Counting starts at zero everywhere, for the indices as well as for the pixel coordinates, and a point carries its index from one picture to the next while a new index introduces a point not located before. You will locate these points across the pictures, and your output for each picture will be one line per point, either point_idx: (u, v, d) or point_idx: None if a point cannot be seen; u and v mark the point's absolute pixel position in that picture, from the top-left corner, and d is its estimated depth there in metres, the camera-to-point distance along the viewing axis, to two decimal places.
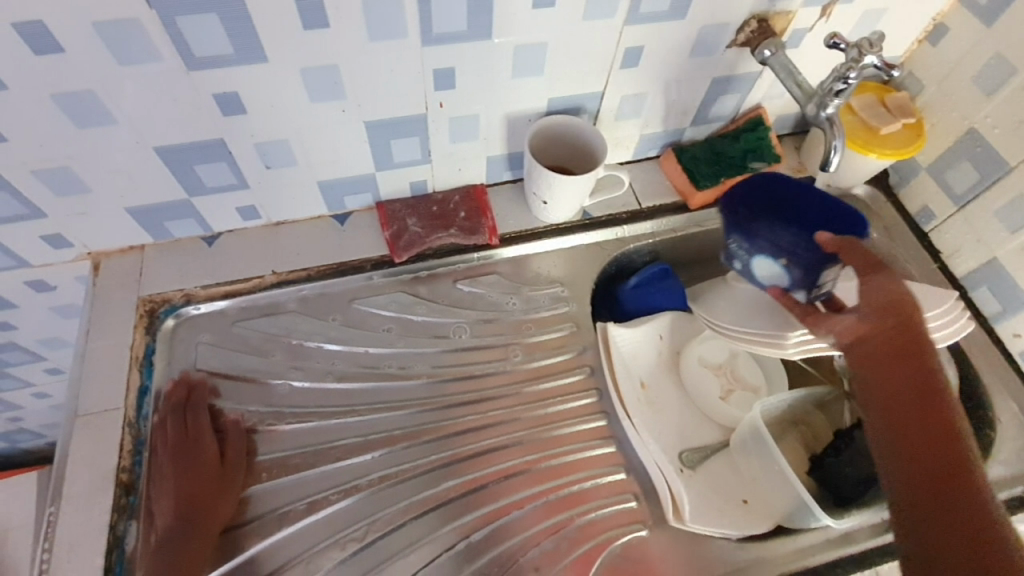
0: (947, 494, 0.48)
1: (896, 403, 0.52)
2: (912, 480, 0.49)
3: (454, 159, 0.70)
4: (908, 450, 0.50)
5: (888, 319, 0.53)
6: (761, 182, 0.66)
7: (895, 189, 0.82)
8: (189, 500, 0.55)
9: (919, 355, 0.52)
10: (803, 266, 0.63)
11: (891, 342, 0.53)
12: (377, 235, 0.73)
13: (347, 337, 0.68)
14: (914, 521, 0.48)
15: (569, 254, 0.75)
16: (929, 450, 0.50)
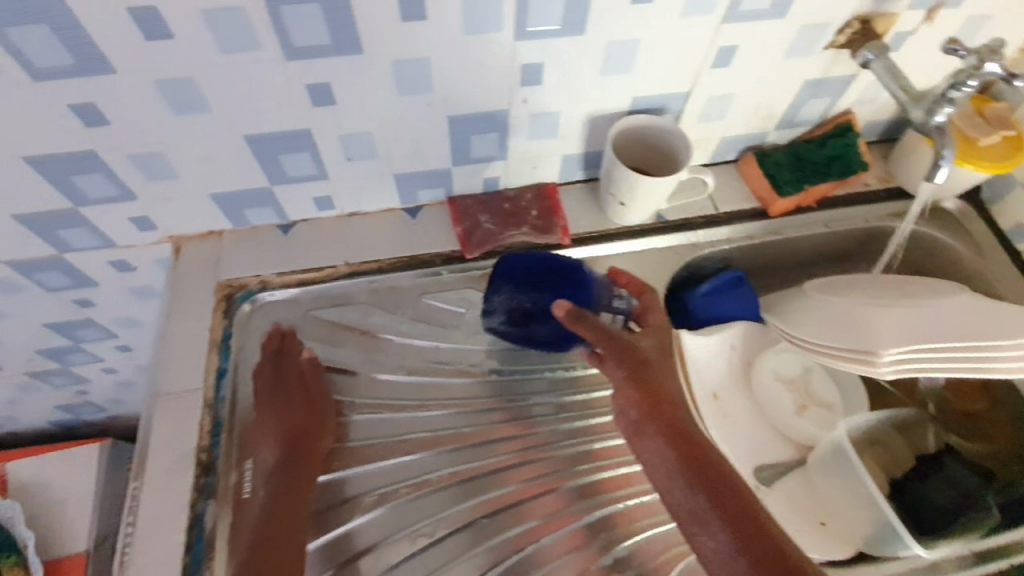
0: (744, 530, 0.52)
1: (667, 429, 0.58)
2: (733, 511, 0.53)
3: (529, 157, 0.70)
4: (696, 475, 0.56)
5: (628, 386, 0.59)
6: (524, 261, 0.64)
7: (988, 204, 0.77)
8: (289, 437, 0.58)
9: (656, 400, 0.58)
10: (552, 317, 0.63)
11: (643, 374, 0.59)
12: (448, 229, 0.73)
13: (416, 331, 0.68)
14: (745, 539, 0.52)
15: (640, 258, 0.74)
16: (686, 476, 0.56)
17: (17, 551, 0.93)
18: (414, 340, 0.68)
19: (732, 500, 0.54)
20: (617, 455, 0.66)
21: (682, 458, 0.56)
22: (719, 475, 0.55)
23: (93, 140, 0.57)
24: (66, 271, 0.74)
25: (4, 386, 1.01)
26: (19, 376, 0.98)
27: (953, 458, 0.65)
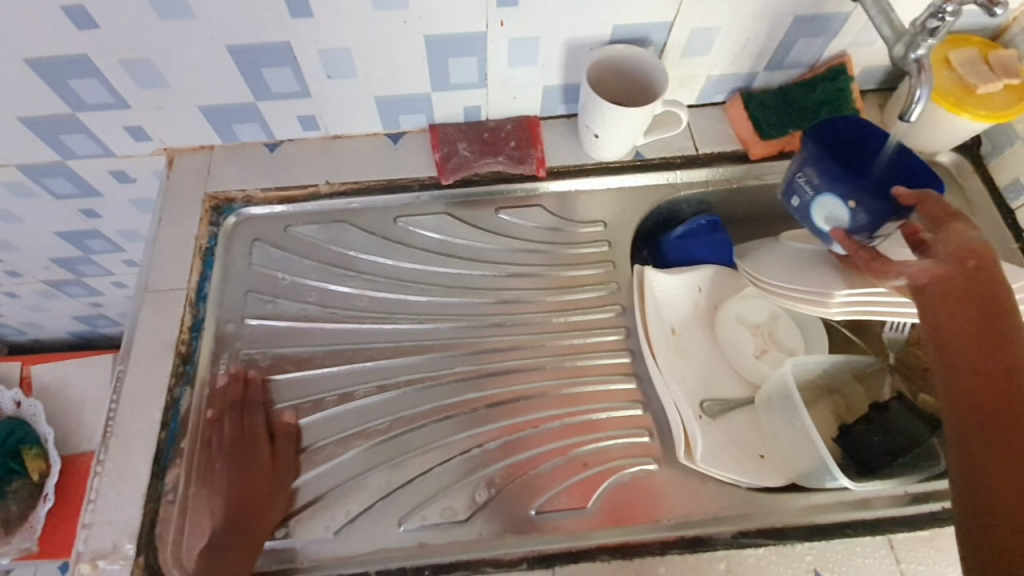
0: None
1: (955, 351, 0.48)
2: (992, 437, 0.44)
3: (510, 86, 0.70)
4: (973, 410, 0.46)
5: (958, 282, 0.50)
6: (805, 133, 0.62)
7: (986, 158, 0.72)
8: (242, 493, 0.56)
9: (983, 301, 0.49)
10: (876, 211, 0.57)
11: (961, 289, 0.50)
12: (428, 156, 0.74)
13: (385, 252, 0.71)
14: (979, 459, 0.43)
15: (613, 195, 0.75)
16: (987, 419, 0.45)
17: (38, 444, 1.01)
18: (390, 262, 0.71)
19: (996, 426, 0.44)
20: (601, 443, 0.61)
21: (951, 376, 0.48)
22: (976, 387, 0.46)
23: (84, 43, 0.59)
24: (70, 179, 0.78)
25: (26, 294, 1.08)
26: (38, 284, 1.05)
27: (901, 403, 0.63)
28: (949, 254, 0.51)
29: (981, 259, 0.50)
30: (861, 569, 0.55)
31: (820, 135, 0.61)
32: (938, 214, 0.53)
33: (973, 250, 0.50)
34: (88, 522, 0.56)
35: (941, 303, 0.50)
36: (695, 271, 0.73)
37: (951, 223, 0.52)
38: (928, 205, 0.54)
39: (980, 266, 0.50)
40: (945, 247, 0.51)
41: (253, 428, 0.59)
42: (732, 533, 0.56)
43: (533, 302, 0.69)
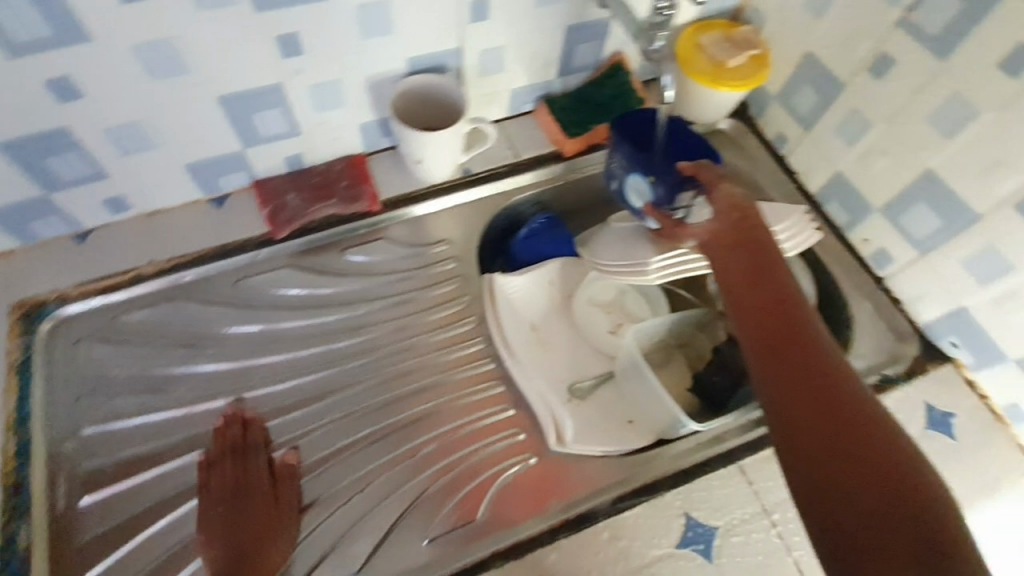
0: (828, 396, 0.46)
1: (741, 293, 0.54)
2: (789, 365, 0.48)
3: (324, 130, 0.71)
4: (769, 345, 0.50)
5: (731, 234, 0.57)
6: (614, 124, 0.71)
7: (757, 119, 0.84)
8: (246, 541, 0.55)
9: (754, 247, 0.56)
10: (669, 183, 0.64)
11: (734, 238, 0.57)
12: (257, 213, 0.73)
13: (233, 320, 0.69)
14: (780, 382, 0.48)
15: (450, 214, 0.77)
16: (781, 349, 0.49)
17: None
18: (254, 327, 0.69)
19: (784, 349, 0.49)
20: (477, 448, 0.64)
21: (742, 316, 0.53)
22: (764, 322, 0.51)
23: None
24: None
25: None
26: None
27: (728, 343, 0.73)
28: (721, 211, 0.59)
29: (744, 211, 0.58)
30: (720, 498, 0.59)
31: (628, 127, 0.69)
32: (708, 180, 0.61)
33: (739, 205, 0.58)
34: None
35: (724, 253, 0.57)
36: (541, 268, 0.77)
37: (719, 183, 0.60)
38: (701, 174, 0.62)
39: (745, 218, 0.58)
40: (717, 205, 0.59)
41: (254, 475, 0.59)
42: (611, 501, 0.59)
43: (395, 333, 0.70)
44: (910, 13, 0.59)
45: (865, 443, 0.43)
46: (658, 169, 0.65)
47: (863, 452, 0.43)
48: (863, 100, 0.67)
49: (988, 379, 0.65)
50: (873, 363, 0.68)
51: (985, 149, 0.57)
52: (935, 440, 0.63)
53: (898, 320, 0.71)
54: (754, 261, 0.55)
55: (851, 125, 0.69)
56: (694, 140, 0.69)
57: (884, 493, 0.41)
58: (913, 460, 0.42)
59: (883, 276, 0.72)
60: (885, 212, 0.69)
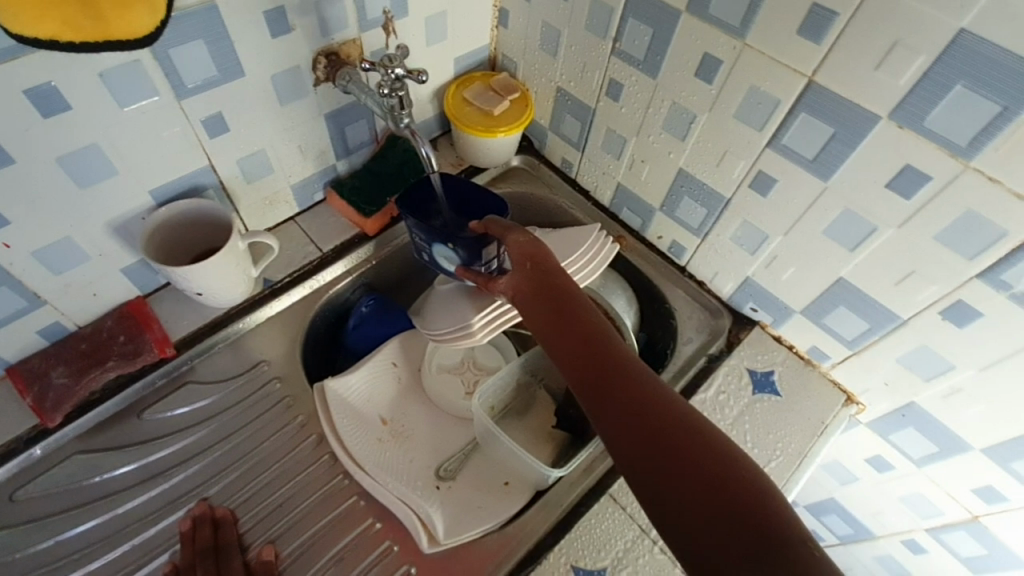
0: (653, 417, 0.42)
1: (550, 334, 0.51)
2: (611, 394, 0.44)
3: (79, 288, 0.62)
4: (589, 380, 0.46)
5: (526, 279, 0.55)
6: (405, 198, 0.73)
7: (542, 151, 0.88)
8: None
9: (550, 285, 0.54)
10: (468, 244, 0.66)
11: (532, 282, 0.55)
12: (19, 405, 0.61)
13: (15, 545, 0.57)
14: (609, 417, 0.43)
15: (263, 330, 0.72)
16: (598, 382, 0.45)
17: None
18: (85, 527, 0.58)
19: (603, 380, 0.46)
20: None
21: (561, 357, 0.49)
22: (581, 356, 0.48)
23: None
24: None
25: None
26: None
27: None
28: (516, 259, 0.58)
29: (534, 256, 0.57)
30: (601, 535, 0.59)
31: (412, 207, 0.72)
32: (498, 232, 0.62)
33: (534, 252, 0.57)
34: None
35: (532, 300, 0.54)
36: (376, 355, 0.74)
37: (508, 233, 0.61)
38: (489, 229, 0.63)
39: (543, 261, 0.56)
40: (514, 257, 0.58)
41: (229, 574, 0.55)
42: None
43: (230, 486, 0.62)
44: (617, 43, 0.67)
45: (699, 456, 0.39)
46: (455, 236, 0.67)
47: (696, 469, 0.38)
48: (613, 120, 0.74)
49: (790, 332, 0.72)
50: (700, 347, 0.74)
51: (711, 143, 0.65)
52: (765, 401, 0.69)
53: (708, 299, 0.77)
54: (554, 298, 0.53)
55: (614, 142, 0.76)
56: (480, 196, 0.72)
57: (722, 509, 0.37)
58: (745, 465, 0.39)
59: (684, 265, 0.79)
60: (664, 210, 0.76)
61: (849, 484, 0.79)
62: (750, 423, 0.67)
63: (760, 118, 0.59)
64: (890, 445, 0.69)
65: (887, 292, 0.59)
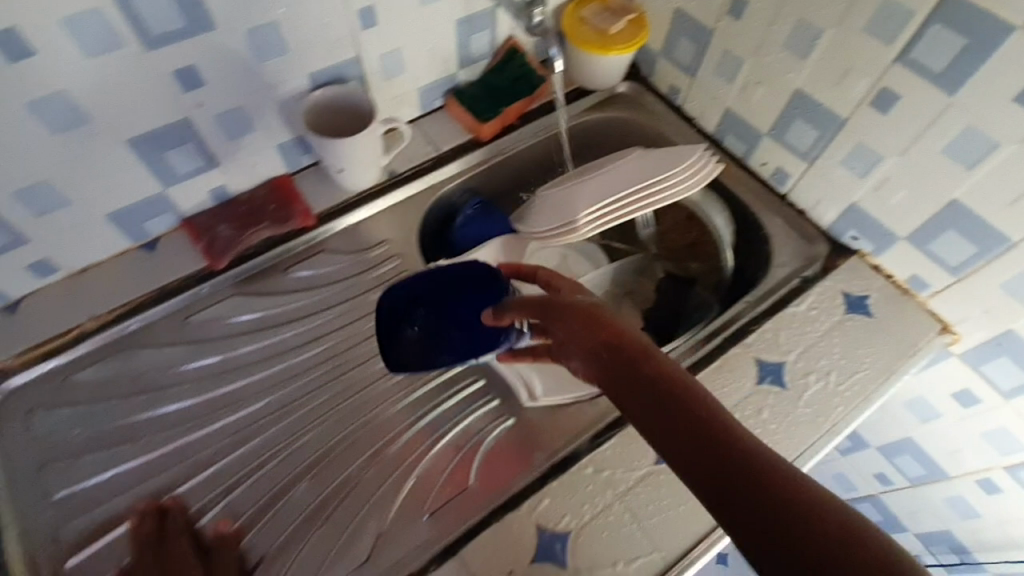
0: (741, 472, 0.40)
1: (619, 380, 0.49)
2: (701, 459, 0.42)
3: (242, 156, 0.72)
4: (676, 429, 0.44)
5: (581, 333, 0.52)
6: (392, 305, 0.66)
7: (649, 78, 0.91)
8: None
9: (609, 335, 0.51)
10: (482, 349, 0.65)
11: (590, 334, 0.52)
12: (191, 251, 0.73)
13: (186, 357, 0.68)
14: (696, 470, 0.42)
15: (385, 215, 0.80)
16: (678, 434, 0.44)
17: None
18: (208, 360, 0.69)
19: (685, 431, 0.44)
20: (460, 417, 0.66)
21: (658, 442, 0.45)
22: (675, 434, 0.44)
23: None
24: None
25: None
26: None
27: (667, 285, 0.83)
28: (570, 318, 0.53)
29: (585, 313, 0.53)
30: None
31: (392, 332, 0.67)
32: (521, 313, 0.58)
33: (586, 308, 0.53)
34: None
35: (608, 374, 0.50)
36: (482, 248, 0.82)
37: (551, 306, 0.55)
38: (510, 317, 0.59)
39: (602, 319, 0.52)
40: (568, 313, 0.54)
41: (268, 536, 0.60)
42: (591, 438, 0.62)
43: (355, 338, 0.72)
44: None
45: (794, 511, 0.38)
46: (454, 339, 0.66)
47: (820, 547, 0.36)
48: (731, 40, 0.75)
49: (889, 260, 0.73)
50: (793, 270, 0.76)
51: (834, 60, 0.66)
52: (857, 321, 0.71)
53: (806, 227, 0.79)
54: (617, 350, 0.50)
55: (729, 64, 0.77)
56: (468, 305, 0.67)
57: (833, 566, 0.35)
58: (864, 522, 0.37)
59: (785, 193, 0.81)
60: (773, 134, 0.77)
61: (926, 420, 0.80)
62: (839, 339, 0.69)
63: (892, 31, 0.59)
64: (980, 379, 0.70)
65: (1003, 213, 0.59)
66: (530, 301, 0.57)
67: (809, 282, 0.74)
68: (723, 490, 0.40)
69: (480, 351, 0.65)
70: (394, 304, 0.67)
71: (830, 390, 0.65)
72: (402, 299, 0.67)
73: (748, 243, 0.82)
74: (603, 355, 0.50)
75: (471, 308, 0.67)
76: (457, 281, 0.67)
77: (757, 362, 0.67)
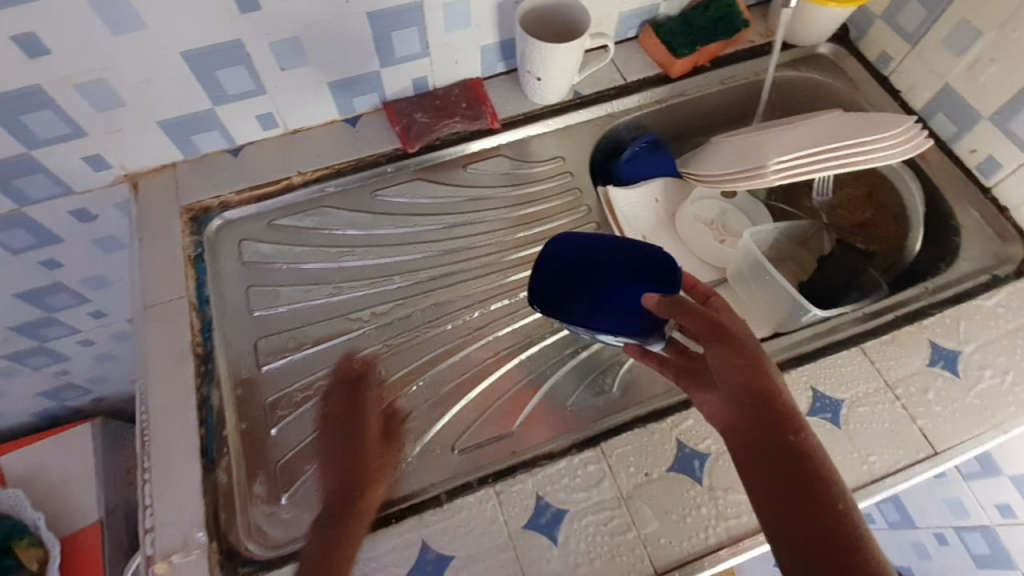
0: (814, 516, 0.45)
1: (740, 393, 0.51)
2: (784, 485, 0.47)
3: (450, 51, 0.76)
4: (765, 453, 0.48)
5: (719, 349, 0.52)
6: (562, 257, 0.65)
7: (856, 43, 0.86)
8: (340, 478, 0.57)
9: (743, 357, 0.52)
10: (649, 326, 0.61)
11: (737, 349, 0.52)
12: (388, 132, 0.79)
13: (369, 225, 0.75)
14: (771, 491, 0.47)
15: (563, 133, 0.82)
16: (771, 459, 0.48)
17: (31, 531, 1.00)
18: (354, 231, 0.75)
19: (780, 457, 0.48)
20: None
21: (765, 506, 0.47)
22: (794, 513, 0.46)
23: (36, 71, 0.60)
24: (29, 227, 0.76)
25: None
26: None
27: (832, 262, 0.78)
28: (721, 330, 0.53)
29: (728, 330, 0.53)
30: (845, 374, 0.64)
31: (551, 271, 0.66)
32: (696, 322, 0.54)
33: (753, 352, 0.53)
34: (150, 526, 0.55)
35: (743, 426, 0.50)
36: (644, 185, 0.81)
37: (705, 320, 0.54)
38: (680, 314, 0.55)
39: (761, 369, 0.52)
40: (704, 324, 0.54)
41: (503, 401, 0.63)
42: None
43: (515, 241, 0.77)
44: None
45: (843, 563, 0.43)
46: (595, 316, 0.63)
47: None
48: (974, 8, 0.70)
49: None
50: (982, 266, 0.71)
51: None
52: None
53: (1006, 225, 0.73)
54: (746, 371, 0.51)
55: (962, 34, 0.72)
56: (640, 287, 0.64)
57: None
58: None
59: (990, 185, 0.75)
60: (996, 118, 0.71)
61: None
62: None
63: None
64: None
65: None
66: (694, 313, 0.54)
67: (1000, 280, 0.70)
68: (786, 517, 0.46)
69: (629, 330, 0.61)
70: (567, 252, 0.65)
71: (1005, 387, 0.63)
72: (580, 256, 0.66)
73: (933, 232, 0.77)
74: (742, 371, 0.51)
75: (625, 295, 0.65)
76: (631, 270, 0.65)
77: (931, 344, 0.66)
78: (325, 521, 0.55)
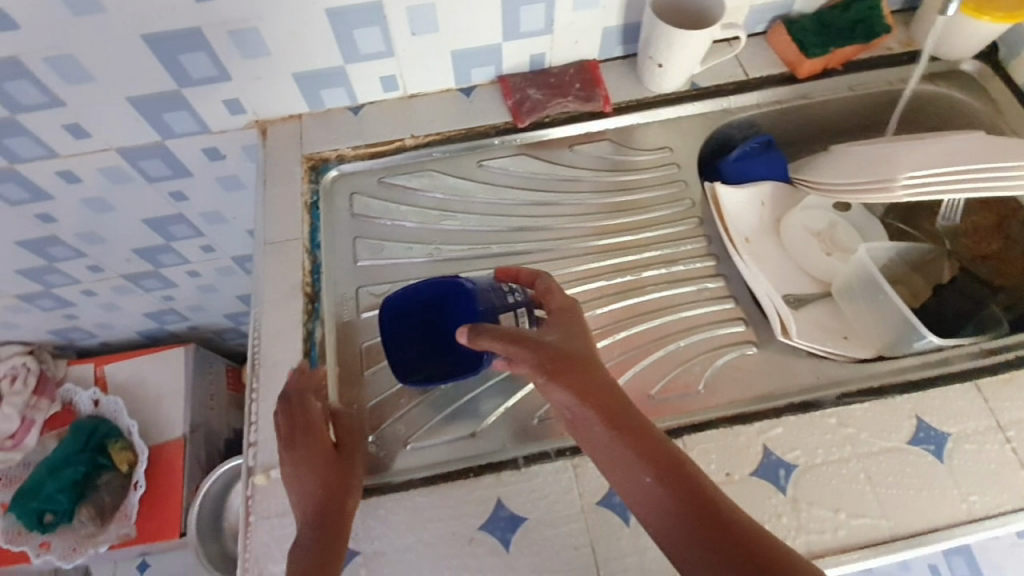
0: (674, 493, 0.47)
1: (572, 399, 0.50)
2: (636, 479, 0.48)
3: (572, 30, 0.76)
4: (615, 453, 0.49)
5: (534, 360, 0.51)
6: (396, 311, 0.63)
7: (1006, 61, 0.79)
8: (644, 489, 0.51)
9: (561, 361, 0.51)
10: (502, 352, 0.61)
11: (552, 359, 0.51)
12: (500, 105, 0.80)
13: (471, 193, 0.78)
14: (632, 485, 0.48)
15: (673, 124, 0.81)
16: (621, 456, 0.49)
17: (123, 437, 1.12)
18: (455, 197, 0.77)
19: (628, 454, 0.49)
20: (697, 325, 0.69)
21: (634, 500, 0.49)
22: (656, 506, 0.47)
23: (199, 16, 0.65)
24: (166, 159, 0.84)
25: (104, 290, 1.13)
26: (116, 278, 1.10)
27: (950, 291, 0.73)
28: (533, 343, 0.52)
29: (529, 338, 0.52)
30: (954, 408, 0.60)
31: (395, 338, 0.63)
32: (505, 347, 0.51)
33: (562, 356, 0.52)
34: (253, 440, 0.60)
35: (583, 435, 0.51)
36: (753, 185, 0.78)
37: (513, 338, 0.52)
38: (489, 343, 0.52)
39: (579, 368, 0.51)
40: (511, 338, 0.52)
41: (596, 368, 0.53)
42: (836, 395, 0.61)
43: (613, 226, 0.76)
44: None
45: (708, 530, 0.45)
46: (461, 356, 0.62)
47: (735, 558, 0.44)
48: None
49: None
50: None
51: None
52: None
53: None
54: (567, 377, 0.51)
55: None
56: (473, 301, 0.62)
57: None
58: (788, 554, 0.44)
59: None
60: None
61: None
62: None
63: None
64: None
65: None
66: (501, 333, 0.52)
67: None
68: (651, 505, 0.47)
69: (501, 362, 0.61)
70: (400, 305, 0.63)
71: None
72: (406, 303, 0.63)
73: None
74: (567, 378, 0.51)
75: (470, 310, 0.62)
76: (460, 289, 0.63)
77: None
78: (314, 527, 0.52)
